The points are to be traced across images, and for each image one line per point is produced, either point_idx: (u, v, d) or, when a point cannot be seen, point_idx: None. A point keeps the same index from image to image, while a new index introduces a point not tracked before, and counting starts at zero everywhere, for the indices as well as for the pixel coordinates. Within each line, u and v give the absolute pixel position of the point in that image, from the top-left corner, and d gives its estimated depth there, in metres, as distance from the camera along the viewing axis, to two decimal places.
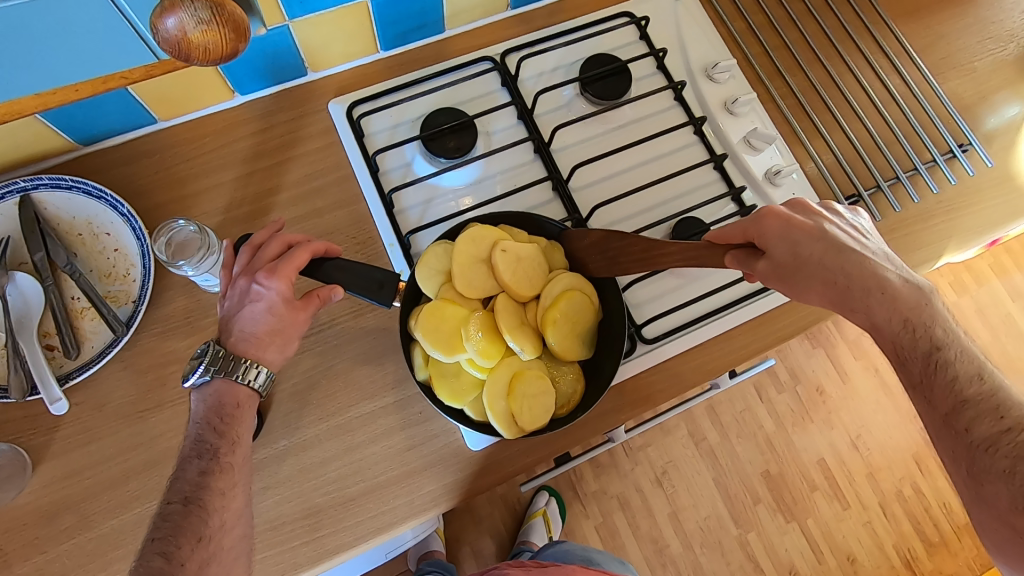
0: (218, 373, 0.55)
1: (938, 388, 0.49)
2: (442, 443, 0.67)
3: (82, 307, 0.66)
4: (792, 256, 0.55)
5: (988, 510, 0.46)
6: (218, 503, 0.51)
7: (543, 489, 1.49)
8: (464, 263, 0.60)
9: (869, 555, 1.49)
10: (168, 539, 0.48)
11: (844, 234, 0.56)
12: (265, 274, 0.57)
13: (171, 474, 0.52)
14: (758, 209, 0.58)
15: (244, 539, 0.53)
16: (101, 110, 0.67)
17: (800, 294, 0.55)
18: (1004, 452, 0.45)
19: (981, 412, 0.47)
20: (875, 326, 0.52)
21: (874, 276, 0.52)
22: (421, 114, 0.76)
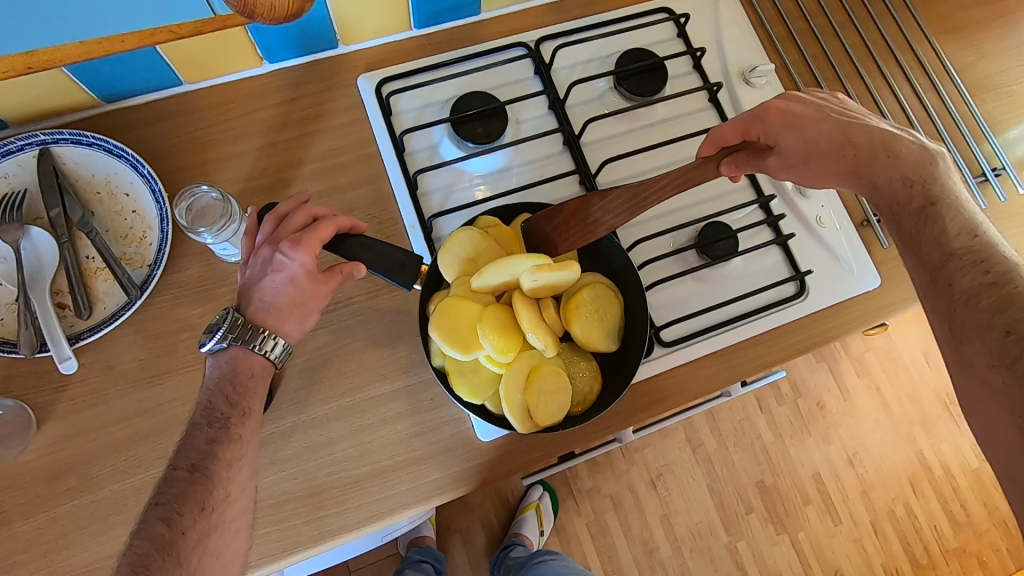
0: (235, 342, 0.55)
1: (928, 245, 0.54)
2: (451, 432, 0.67)
3: (95, 267, 0.65)
4: (800, 143, 0.61)
5: (966, 366, 0.49)
6: (224, 474, 0.51)
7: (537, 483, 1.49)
8: (491, 274, 0.57)
9: (856, 572, 1.49)
10: (172, 505, 0.49)
11: (849, 117, 0.60)
12: (289, 244, 0.56)
13: (181, 438, 0.53)
14: (757, 108, 0.63)
15: (248, 512, 0.52)
16: (128, 68, 0.66)
17: (814, 177, 0.61)
18: (983, 304, 0.49)
19: (965, 266, 0.51)
20: (875, 188, 0.58)
21: (878, 140, 0.58)
22: (450, 96, 0.74)
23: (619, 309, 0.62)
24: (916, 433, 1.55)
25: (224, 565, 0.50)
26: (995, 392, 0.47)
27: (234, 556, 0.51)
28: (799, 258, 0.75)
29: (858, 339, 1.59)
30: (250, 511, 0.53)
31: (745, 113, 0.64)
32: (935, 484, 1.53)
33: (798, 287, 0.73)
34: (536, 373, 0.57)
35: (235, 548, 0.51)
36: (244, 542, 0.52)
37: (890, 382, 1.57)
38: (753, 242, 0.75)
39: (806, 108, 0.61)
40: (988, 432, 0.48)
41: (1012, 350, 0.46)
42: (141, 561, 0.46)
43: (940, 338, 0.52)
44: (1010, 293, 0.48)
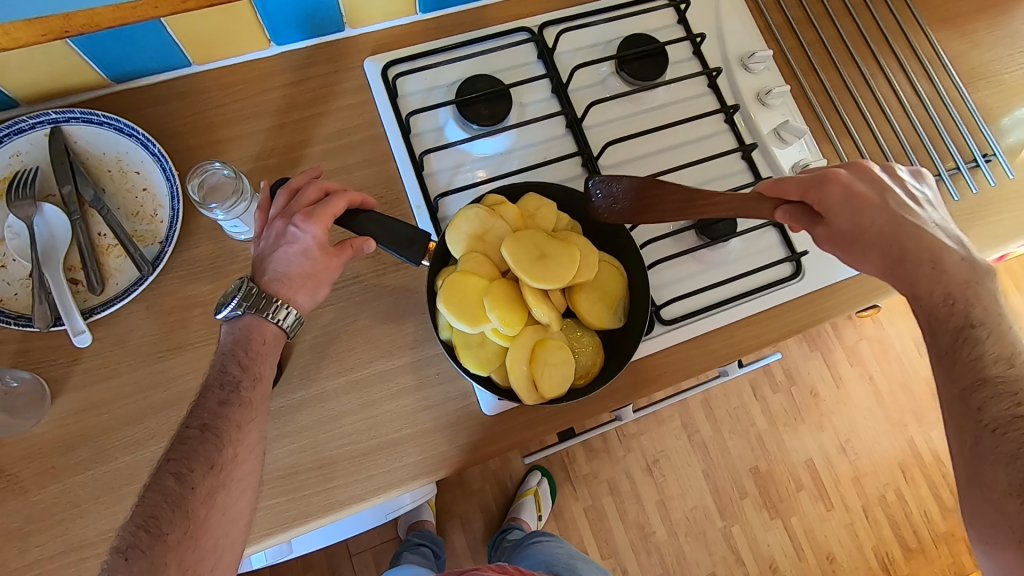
0: (250, 310, 0.57)
1: (961, 365, 0.52)
2: (457, 406, 0.68)
3: (107, 243, 0.66)
4: (850, 225, 0.58)
5: (981, 491, 0.49)
6: (234, 435, 0.53)
7: (535, 468, 1.51)
8: (517, 252, 0.58)
9: (848, 556, 1.52)
10: (184, 461, 0.51)
11: (903, 209, 0.57)
12: (302, 218, 0.58)
13: (195, 398, 0.55)
14: (822, 170, 0.59)
15: (255, 473, 0.54)
16: (138, 48, 0.67)
17: (855, 261, 0.58)
18: (1011, 436, 0.48)
19: (997, 394, 0.50)
20: (916, 297, 0.55)
21: (927, 250, 0.55)
22: (456, 80, 0.76)
23: (622, 285, 0.64)
24: (907, 421, 1.58)
25: (231, 522, 0.52)
26: (1009, 520, 0.47)
27: (238, 516, 0.52)
28: (795, 239, 0.77)
29: (851, 328, 1.62)
30: (257, 471, 0.54)
31: (808, 174, 0.60)
32: (925, 470, 1.56)
33: (795, 268, 0.75)
34: (541, 345, 0.59)
35: (239, 508, 0.53)
36: (249, 502, 0.53)
37: (882, 371, 1.60)
38: (752, 224, 0.77)
39: (868, 189, 0.58)
40: (994, 553, 0.49)
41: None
42: (151, 512, 0.48)
43: (958, 453, 0.52)
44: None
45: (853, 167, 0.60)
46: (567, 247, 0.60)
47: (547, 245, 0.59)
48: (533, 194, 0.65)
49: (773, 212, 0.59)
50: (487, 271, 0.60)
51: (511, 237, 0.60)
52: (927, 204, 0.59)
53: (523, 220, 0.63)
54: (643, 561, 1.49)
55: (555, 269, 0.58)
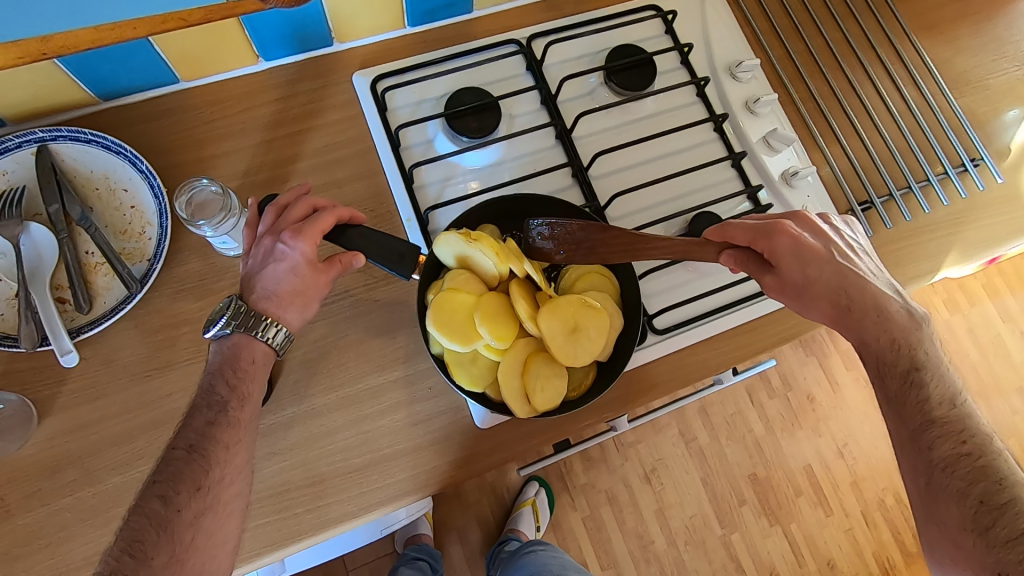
0: (238, 328, 0.56)
1: (911, 408, 0.54)
2: (450, 420, 0.68)
3: (95, 261, 0.66)
4: (800, 276, 0.59)
5: (938, 526, 0.51)
6: (221, 457, 0.53)
7: (532, 478, 1.50)
8: (551, 328, 0.57)
9: (848, 561, 1.52)
10: (169, 483, 0.51)
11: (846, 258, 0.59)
12: (290, 235, 0.57)
13: (182, 418, 0.54)
14: (772, 220, 0.60)
15: (241, 497, 0.54)
16: (125, 64, 0.66)
17: (805, 309, 0.60)
18: (960, 473, 0.50)
19: (945, 433, 0.52)
20: (864, 344, 0.58)
21: (872, 299, 0.58)
22: (444, 92, 0.76)
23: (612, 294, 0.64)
24: None
25: (218, 546, 0.52)
26: (965, 556, 0.49)
27: (226, 539, 0.52)
28: None
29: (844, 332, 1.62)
30: (245, 495, 0.55)
31: (758, 221, 0.60)
32: None
33: None
34: (535, 359, 0.59)
35: (228, 531, 0.53)
36: (237, 525, 0.53)
37: None
38: None
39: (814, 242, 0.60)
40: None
41: (986, 520, 0.48)
42: (136, 536, 0.48)
43: (912, 488, 0.54)
44: (984, 466, 0.50)
45: (797, 219, 0.62)
46: (601, 316, 0.59)
47: (581, 316, 0.58)
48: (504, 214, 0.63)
49: (720, 258, 0.60)
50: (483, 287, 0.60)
51: (546, 312, 0.58)
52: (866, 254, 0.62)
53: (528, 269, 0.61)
54: (643, 571, 1.48)
55: (587, 342, 0.58)
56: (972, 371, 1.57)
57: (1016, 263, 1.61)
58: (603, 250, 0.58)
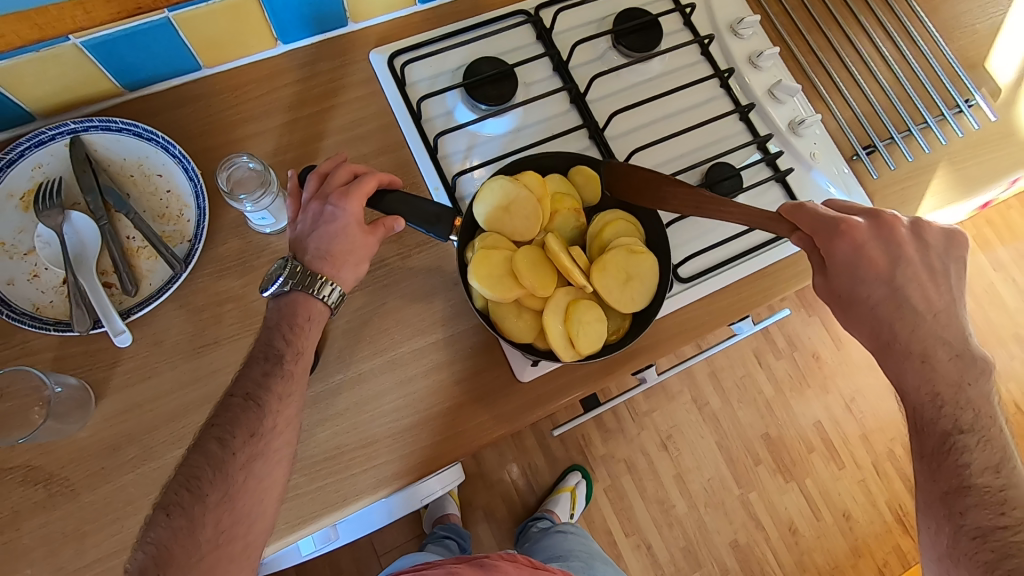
0: (297, 286, 0.59)
1: (947, 468, 0.57)
2: (491, 376, 0.70)
3: (137, 246, 0.67)
4: (847, 287, 0.61)
5: None
6: (274, 406, 0.55)
7: (573, 469, 1.51)
8: (605, 285, 0.62)
9: (863, 512, 1.56)
10: (226, 427, 0.54)
11: (915, 289, 0.60)
12: (338, 196, 0.61)
13: (241, 368, 0.57)
14: (846, 219, 0.61)
15: (291, 445, 0.56)
16: (152, 52, 0.68)
17: (846, 323, 0.63)
18: (990, 546, 0.53)
19: (982, 502, 0.55)
20: (903, 390, 0.61)
21: (920, 342, 0.60)
22: (459, 64, 0.78)
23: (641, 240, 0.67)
24: None
25: (266, 490, 0.54)
26: None
27: (273, 484, 0.55)
28: (797, 192, 0.81)
29: None
30: (293, 444, 0.57)
31: (830, 218, 0.61)
32: None
33: None
34: (576, 305, 0.61)
35: (275, 478, 0.55)
36: (284, 472, 0.56)
37: None
38: (755, 181, 0.80)
39: (880, 253, 0.60)
40: None
41: None
42: (193, 473, 0.52)
43: (934, 545, 0.58)
44: (1017, 541, 0.52)
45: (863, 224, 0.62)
46: (647, 258, 0.63)
47: (631, 265, 0.62)
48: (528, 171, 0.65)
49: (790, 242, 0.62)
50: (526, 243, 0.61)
51: (598, 268, 0.62)
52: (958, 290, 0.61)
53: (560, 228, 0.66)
54: (666, 535, 1.52)
55: (639, 288, 0.63)
56: (968, 320, 1.62)
57: (1003, 213, 1.67)
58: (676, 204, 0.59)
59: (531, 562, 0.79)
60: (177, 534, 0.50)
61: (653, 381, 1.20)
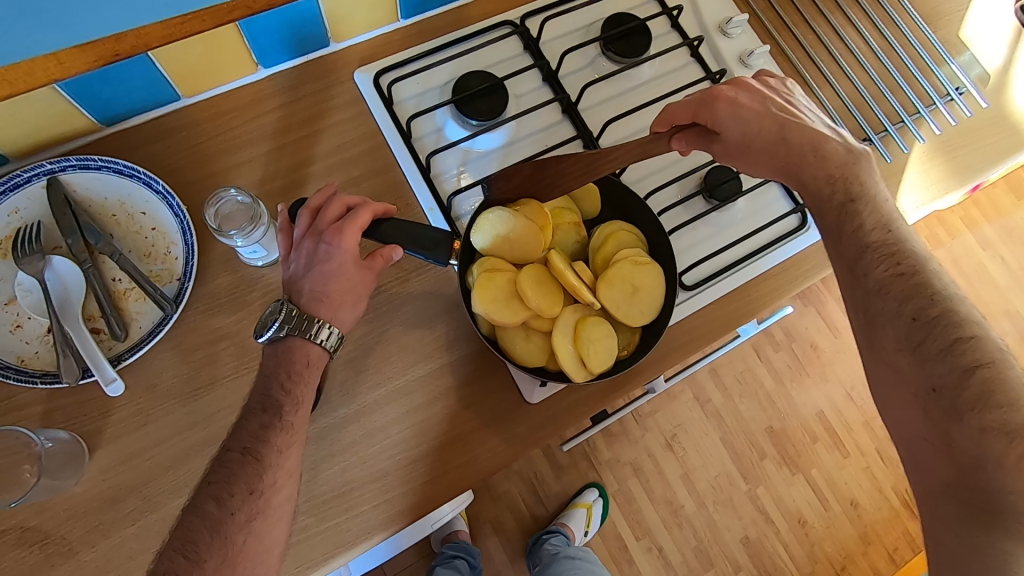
0: (293, 331, 0.57)
1: (872, 305, 0.52)
2: (500, 399, 0.68)
3: (124, 288, 0.65)
4: (739, 134, 0.62)
5: (878, 351, 0.52)
6: (273, 460, 0.53)
7: (591, 486, 1.50)
8: (613, 299, 0.61)
9: (870, 499, 1.54)
10: (223, 485, 0.52)
11: (803, 142, 0.60)
12: (332, 233, 0.59)
13: (238, 420, 0.55)
14: (709, 91, 0.63)
15: (291, 500, 0.54)
16: (128, 85, 0.65)
17: (751, 167, 0.63)
18: (893, 294, 0.51)
19: (931, 322, 0.49)
20: (870, 298, 0.52)
21: (855, 239, 0.54)
22: (447, 80, 0.76)
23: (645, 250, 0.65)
24: None
25: (266, 549, 0.52)
26: (902, 374, 0.50)
27: (274, 543, 0.53)
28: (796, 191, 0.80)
29: None
30: (294, 499, 0.55)
31: (695, 96, 0.64)
32: None
33: (800, 220, 0.78)
34: (585, 323, 0.60)
35: (275, 535, 0.53)
36: (284, 530, 0.54)
37: None
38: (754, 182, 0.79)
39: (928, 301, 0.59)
40: (898, 425, 0.51)
41: (918, 335, 0.49)
42: (190, 537, 0.49)
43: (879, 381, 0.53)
44: (939, 314, 0.49)
45: (735, 87, 0.64)
46: (652, 269, 0.62)
47: (636, 277, 0.61)
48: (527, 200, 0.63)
49: (671, 141, 0.63)
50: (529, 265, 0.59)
51: (603, 283, 0.61)
52: (807, 107, 0.64)
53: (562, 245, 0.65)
54: (676, 536, 1.51)
55: (648, 300, 0.61)
56: None
57: (988, 192, 1.68)
58: (569, 169, 0.61)
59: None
60: None
61: (662, 392, 1.11)
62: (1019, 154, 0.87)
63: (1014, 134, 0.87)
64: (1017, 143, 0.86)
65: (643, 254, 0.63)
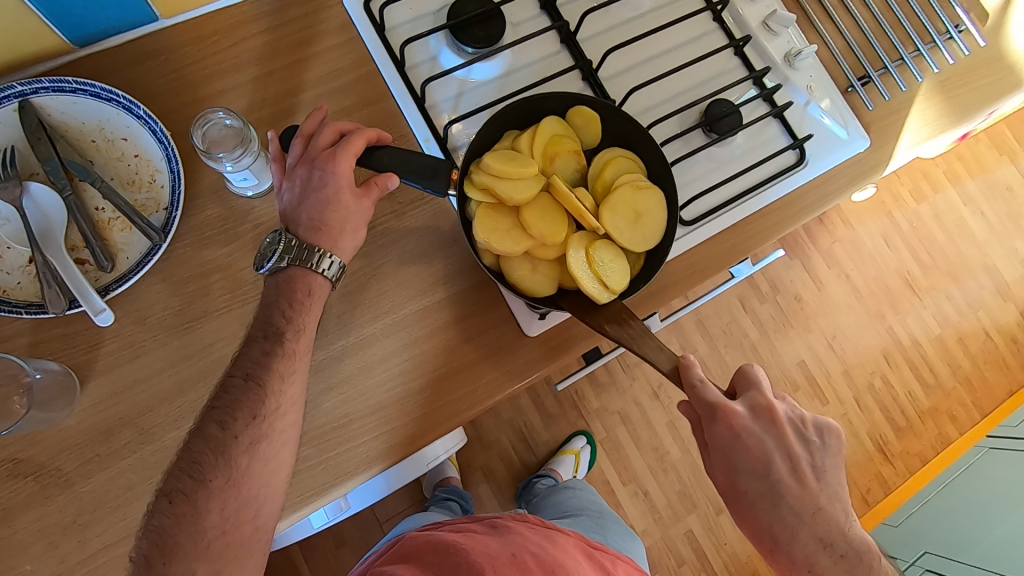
0: (294, 261, 0.56)
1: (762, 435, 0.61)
2: (499, 333, 0.68)
3: (108, 217, 0.62)
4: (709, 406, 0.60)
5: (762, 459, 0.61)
6: (275, 386, 0.52)
7: (578, 433, 1.52)
8: (617, 224, 0.60)
9: (846, 444, 1.59)
10: (226, 409, 0.51)
11: (743, 468, 0.61)
12: (326, 159, 0.57)
13: (240, 347, 0.55)
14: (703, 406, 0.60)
15: (296, 426, 0.54)
16: (102, 0, 0.61)
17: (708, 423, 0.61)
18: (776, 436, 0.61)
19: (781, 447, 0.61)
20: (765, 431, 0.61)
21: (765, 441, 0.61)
22: (441, 5, 0.73)
23: (642, 174, 0.65)
24: (884, 311, 1.63)
25: (272, 472, 0.52)
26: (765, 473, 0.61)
27: (280, 467, 0.52)
28: (795, 126, 0.79)
29: (824, 232, 1.64)
30: (299, 425, 0.54)
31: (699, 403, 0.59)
32: (906, 355, 1.63)
33: (799, 155, 0.78)
34: (592, 249, 0.59)
35: (282, 459, 0.52)
36: (290, 455, 0.53)
37: (858, 270, 1.64)
38: (753, 118, 0.78)
39: (761, 446, 0.61)
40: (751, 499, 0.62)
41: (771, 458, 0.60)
42: (195, 457, 0.49)
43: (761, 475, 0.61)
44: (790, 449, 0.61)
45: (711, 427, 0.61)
46: (653, 193, 0.62)
47: (638, 202, 0.61)
48: (527, 134, 0.62)
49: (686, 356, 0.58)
50: (532, 190, 0.58)
51: (607, 208, 0.60)
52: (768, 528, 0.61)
53: (564, 174, 0.63)
54: (661, 481, 1.55)
55: (651, 223, 0.61)
56: (941, 254, 1.66)
57: (971, 148, 1.70)
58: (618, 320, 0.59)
59: (545, 524, 0.76)
60: (180, 521, 0.47)
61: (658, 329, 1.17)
62: (1013, 94, 0.87)
63: (1011, 73, 0.86)
64: (1013, 83, 0.86)
65: (643, 178, 0.63)
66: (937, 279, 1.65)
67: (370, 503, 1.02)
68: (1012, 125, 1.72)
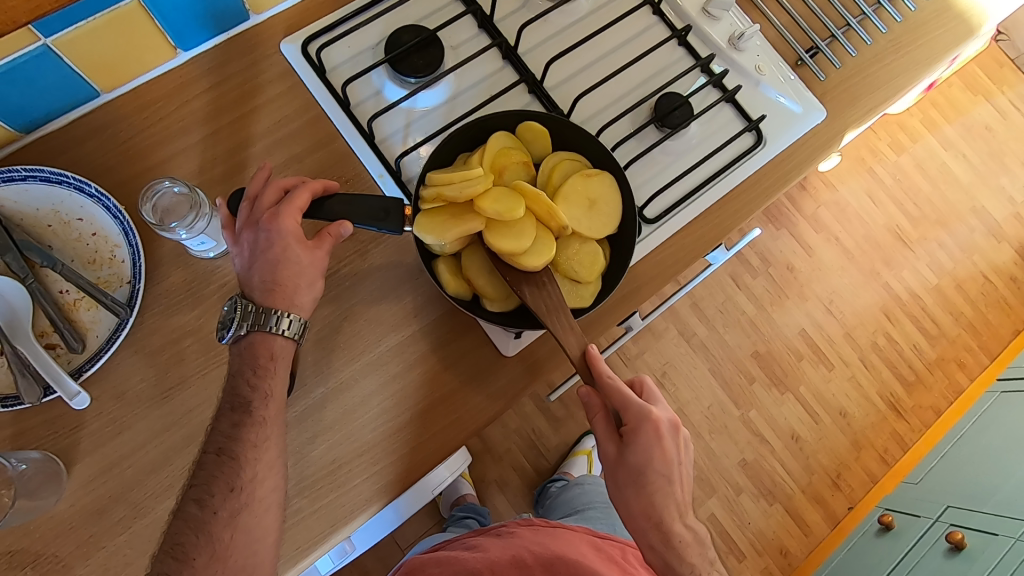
0: (253, 327, 0.56)
1: (671, 438, 0.60)
2: (477, 357, 0.68)
3: (73, 299, 0.63)
4: (625, 399, 0.58)
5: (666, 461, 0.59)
6: (250, 455, 0.53)
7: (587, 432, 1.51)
8: (574, 216, 0.61)
9: (857, 407, 1.57)
10: (204, 487, 0.53)
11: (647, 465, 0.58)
12: (269, 219, 0.57)
13: (212, 421, 0.55)
14: (622, 395, 0.58)
15: (278, 490, 0.55)
16: (40, 87, 0.61)
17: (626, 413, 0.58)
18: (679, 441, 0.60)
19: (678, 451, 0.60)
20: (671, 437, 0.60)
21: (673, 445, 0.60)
22: (379, 40, 0.73)
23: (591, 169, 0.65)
24: (878, 268, 1.62)
25: (258, 540, 0.53)
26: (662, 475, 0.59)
27: (265, 532, 0.54)
28: (748, 108, 0.79)
29: (808, 198, 1.63)
30: (281, 488, 0.55)
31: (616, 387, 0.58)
32: (906, 309, 1.61)
33: (755, 137, 0.77)
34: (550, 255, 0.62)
35: (266, 524, 0.54)
36: (275, 519, 0.54)
37: (847, 231, 1.62)
38: (705, 106, 0.78)
39: (670, 448, 0.59)
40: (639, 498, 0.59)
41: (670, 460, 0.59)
42: (177, 539, 0.51)
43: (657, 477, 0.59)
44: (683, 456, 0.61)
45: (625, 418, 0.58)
46: (602, 178, 0.62)
47: (591, 190, 0.62)
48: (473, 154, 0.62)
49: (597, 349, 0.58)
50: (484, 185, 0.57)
51: (560, 200, 0.60)
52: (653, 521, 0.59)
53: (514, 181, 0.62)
54: None
55: (606, 209, 0.62)
56: (927, 203, 1.64)
57: (945, 93, 1.68)
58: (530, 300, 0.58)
59: (550, 522, 0.74)
60: None
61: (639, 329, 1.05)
62: (965, 45, 0.86)
63: (959, 25, 0.85)
64: (962, 33, 0.85)
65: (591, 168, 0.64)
66: (927, 229, 1.63)
67: (383, 534, 1.02)
68: (983, 65, 1.71)
